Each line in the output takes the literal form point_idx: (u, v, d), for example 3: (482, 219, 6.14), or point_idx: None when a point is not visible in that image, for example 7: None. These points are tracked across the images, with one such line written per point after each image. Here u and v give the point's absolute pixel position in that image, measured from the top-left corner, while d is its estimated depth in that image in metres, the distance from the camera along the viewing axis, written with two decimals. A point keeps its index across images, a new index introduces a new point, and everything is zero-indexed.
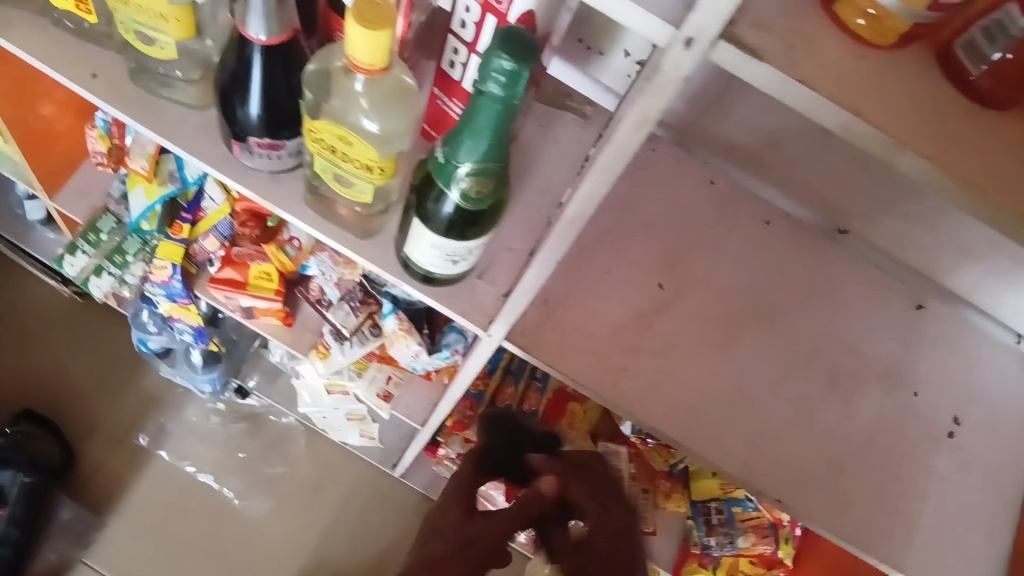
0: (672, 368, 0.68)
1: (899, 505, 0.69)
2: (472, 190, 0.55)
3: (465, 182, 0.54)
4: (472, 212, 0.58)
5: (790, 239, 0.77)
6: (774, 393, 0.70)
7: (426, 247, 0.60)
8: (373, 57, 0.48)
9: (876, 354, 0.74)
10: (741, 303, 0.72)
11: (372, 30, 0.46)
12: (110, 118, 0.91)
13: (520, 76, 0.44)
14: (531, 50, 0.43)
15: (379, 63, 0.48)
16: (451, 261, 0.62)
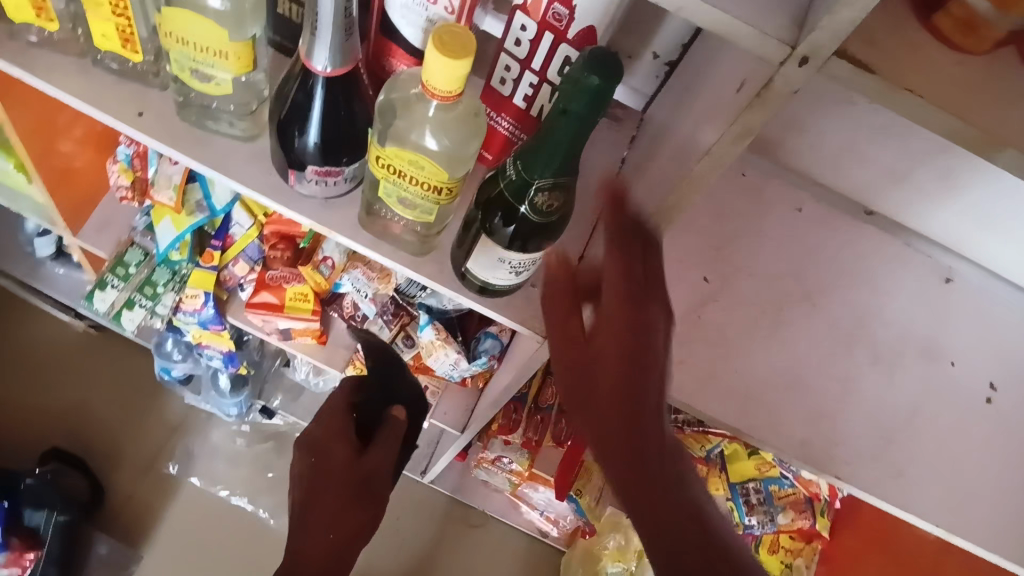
0: (728, 359, 0.70)
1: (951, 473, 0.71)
2: (543, 204, 0.56)
3: (537, 197, 0.56)
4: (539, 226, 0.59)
5: (821, 224, 0.80)
6: (825, 375, 0.72)
7: (490, 262, 0.61)
8: (451, 85, 0.49)
9: (914, 328, 0.77)
10: (784, 289, 0.75)
11: (454, 60, 0.47)
12: (132, 151, 0.91)
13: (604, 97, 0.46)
14: (615, 71, 0.45)
15: (455, 89, 0.49)
16: (513, 274, 0.63)
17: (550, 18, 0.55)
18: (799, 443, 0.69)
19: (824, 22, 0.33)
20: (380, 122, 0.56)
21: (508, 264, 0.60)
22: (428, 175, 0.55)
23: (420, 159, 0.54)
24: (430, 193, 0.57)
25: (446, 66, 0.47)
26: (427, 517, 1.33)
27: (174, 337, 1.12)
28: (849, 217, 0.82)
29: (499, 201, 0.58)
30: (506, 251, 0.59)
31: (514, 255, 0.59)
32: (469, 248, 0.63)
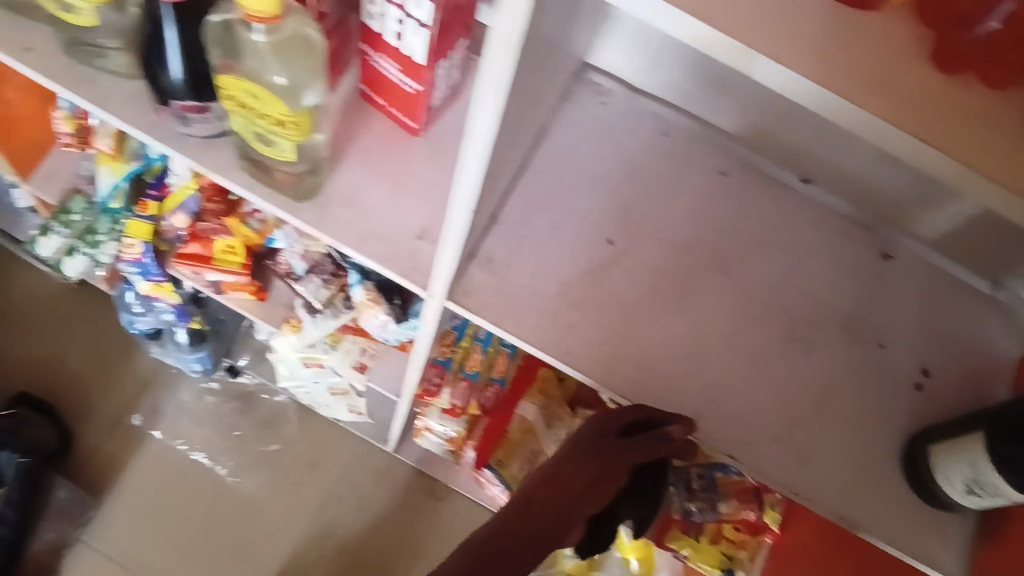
0: (623, 321, 0.67)
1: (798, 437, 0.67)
2: None
3: None
4: None
5: (746, 188, 0.74)
6: (730, 346, 0.68)
7: (964, 459, 0.58)
8: (264, 6, 0.47)
9: (839, 304, 0.71)
10: (695, 252, 0.71)
11: None
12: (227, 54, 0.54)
13: None
14: None
15: (271, 10, 0.47)
16: (968, 489, 0.59)
17: None
18: (690, 415, 0.66)
19: None
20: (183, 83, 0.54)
21: (976, 473, 0.57)
22: (284, 124, 0.54)
23: (275, 119, 0.54)
24: (284, 156, 0.59)
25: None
26: (386, 488, 1.32)
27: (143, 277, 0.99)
28: (780, 185, 0.75)
29: None
30: (983, 463, 0.57)
31: (987, 467, 0.56)
32: (952, 435, 0.61)
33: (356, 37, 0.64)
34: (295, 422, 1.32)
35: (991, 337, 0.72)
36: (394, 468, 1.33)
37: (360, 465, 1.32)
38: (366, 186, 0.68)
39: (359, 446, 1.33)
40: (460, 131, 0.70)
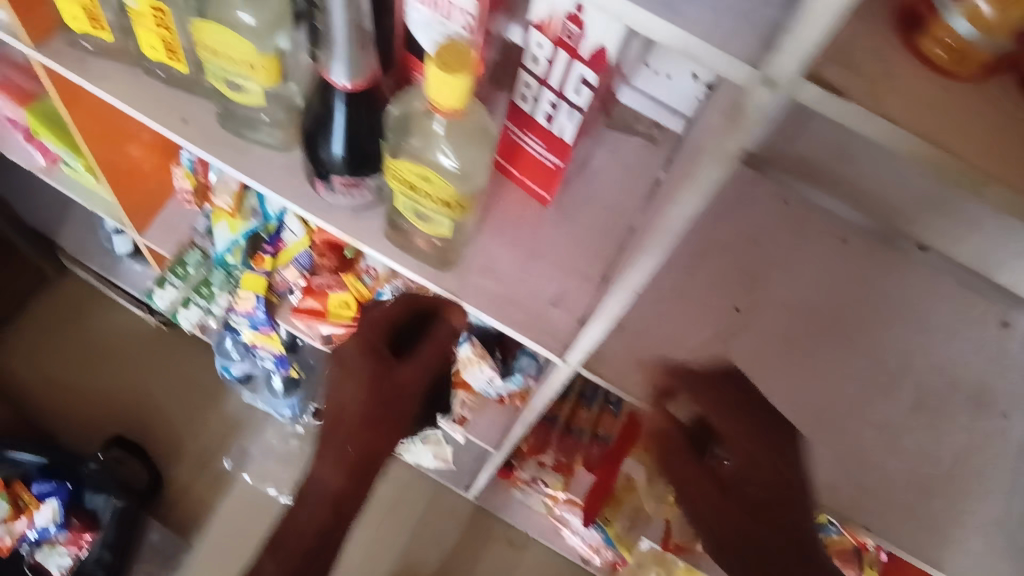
0: (753, 389, 0.69)
1: (770, 425, 0.65)
2: None
3: None
4: None
5: (865, 258, 0.76)
6: (857, 416, 0.69)
7: None
8: (452, 100, 0.49)
9: (963, 375, 0.72)
10: (820, 322, 0.72)
11: (447, 72, 0.47)
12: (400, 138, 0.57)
13: None
14: None
15: (458, 104, 0.49)
16: None
17: (564, 37, 0.54)
18: (822, 488, 0.67)
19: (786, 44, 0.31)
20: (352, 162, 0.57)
21: None
22: (451, 205, 0.57)
23: (441, 198, 0.57)
24: (437, 232, 0.62)
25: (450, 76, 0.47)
26: (466, 535, 1.33)
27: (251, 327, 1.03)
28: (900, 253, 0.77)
29: None
30: None
31: None
32: None
33: (503, 110, 0.66)
34: (378, 467, 1.34)
35: None
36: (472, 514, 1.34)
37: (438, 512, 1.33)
38: (501, 257, 0.70)
39: (439, 492, 1.34)
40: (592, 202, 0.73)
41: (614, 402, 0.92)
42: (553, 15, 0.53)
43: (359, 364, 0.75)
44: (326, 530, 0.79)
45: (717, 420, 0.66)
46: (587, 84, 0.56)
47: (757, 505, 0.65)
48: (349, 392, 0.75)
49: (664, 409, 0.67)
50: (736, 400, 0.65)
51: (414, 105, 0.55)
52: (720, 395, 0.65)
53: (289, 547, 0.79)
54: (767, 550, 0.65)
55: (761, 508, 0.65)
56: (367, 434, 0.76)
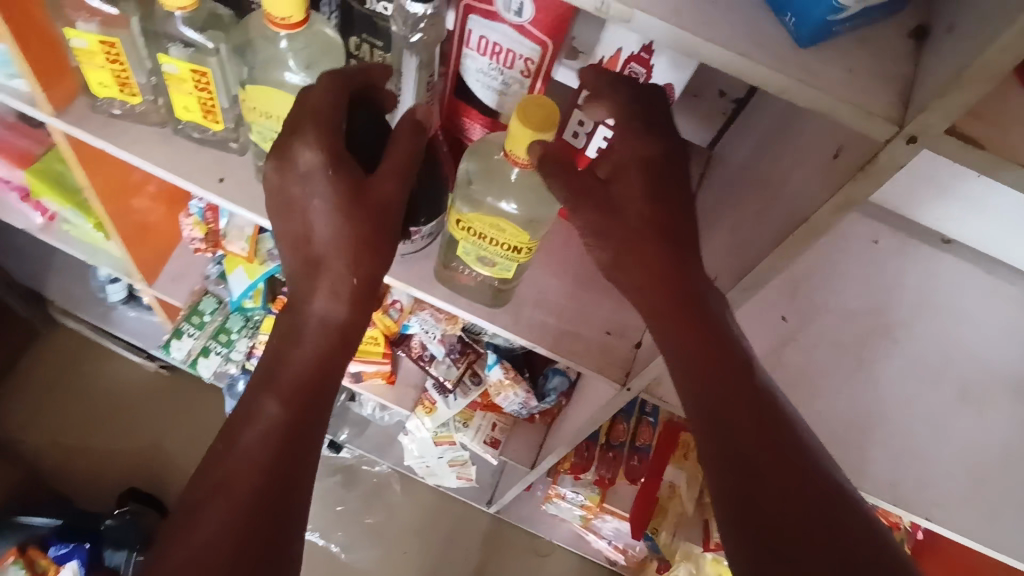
0: (810, 395, 0.70)
1: (689, 253, 0.51)
2: None
3: None
4: None
5: (895, 256, 0.79)
6: (907, 413, 0.72)
7: None
8: (521, 150, 0.50)
9: (998, 361, 0.76)
10: (864, 321, 0.75)
11: (523, 124, 0.48)
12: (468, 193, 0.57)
13: None
14: None
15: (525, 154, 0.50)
16: None
17: (626, 76, 0.55)
18: (887, 486, 0.69)
19: (933, 105, 0.32)
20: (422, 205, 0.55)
21: None
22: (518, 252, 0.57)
23: (508, 248, 0.57)
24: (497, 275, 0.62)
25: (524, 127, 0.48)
26: (494, 549, 1.33)
27: None
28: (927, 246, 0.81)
29: None
30: None
31: None
32: None
33: None
34: (399, 491, 1.34)
35: None
36: (498, 528, 1.34)
37: (467, 529, 1.33)
38: (552, 288, 0.71)
39: (463, 511, 1.34)
40: None
41: (650, 414, 0.94)
42: (616, 54, 0.55)
43: (337, 119, 0.51)
44: (281, 399, 0.52)
45: (632, 215, 0.51)
46: None
47: (674, 254, 0.50)
48: (309, 199, 0.51)
49: (634, 195, 0.51)
50: (644, 119, 0.52)
51: (493, 157, 0.56)
52: (643, 124, 0.52)
53: (284, 379, 0.53)
54: (756, 462, 0.46)
55: (714, 397, 0.47)
56: (336, 310, 0.53)
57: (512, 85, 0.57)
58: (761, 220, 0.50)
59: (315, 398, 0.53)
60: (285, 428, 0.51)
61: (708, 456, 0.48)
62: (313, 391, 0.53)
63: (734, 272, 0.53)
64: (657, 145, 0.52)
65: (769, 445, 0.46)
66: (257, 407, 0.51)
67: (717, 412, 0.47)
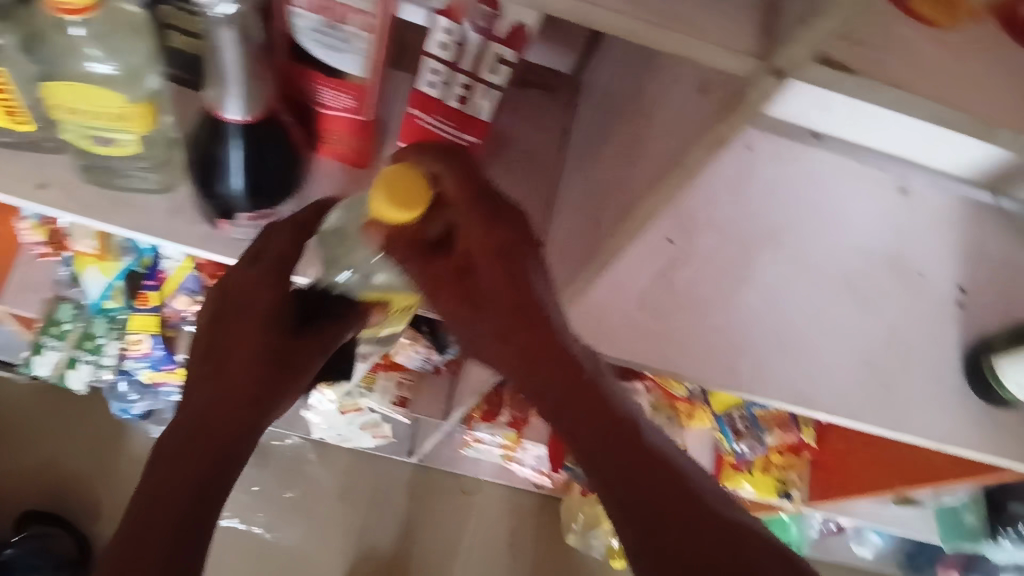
0: (704, 312, 0.71)
1: (565, 331, 0.50)
2: None
3: None
4: None
5: (771, 156, 0.78)
6: (797, 312, 0.73)
7: None
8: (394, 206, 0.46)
9: (877, 244, 0.77)
10: (748, 228, 0.75)
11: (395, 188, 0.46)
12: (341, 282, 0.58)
13: None
14: None
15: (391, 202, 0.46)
16: None
17: (476, 19, 0.51)
18: (787, 389, 0.71)
19: (799, 35, 0.31)
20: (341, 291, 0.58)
21: None
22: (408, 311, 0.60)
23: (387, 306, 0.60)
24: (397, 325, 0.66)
25: (392, 209, 0.46)
26: (421, 497, 1.32)
27: (153, 367, 0.96)
28: (798, 143, 0.80)
29: None
30: None
31: None
32: (1011, 351, 0.68)
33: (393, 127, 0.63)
34: (315, 460, 1.30)
35: (1008, 246, 0.79)
36: (422, 476, 1.34)
37: (391, 483, 1.32)
38: None
39: (383, 466, 1.33)
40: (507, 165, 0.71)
41: None
42: None
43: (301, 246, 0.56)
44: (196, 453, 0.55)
45: (502, 305, 0.49)
46: (505, 61, 0.54)
47: (553, 336, 0.49)
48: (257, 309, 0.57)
49: (498, 279, 0.49)
50: (490, 197, 0.48)
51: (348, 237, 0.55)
52: (492, 212, 0.48)
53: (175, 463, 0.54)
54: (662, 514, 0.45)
55: (601, 436, 0.48)
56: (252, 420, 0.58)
57: (352, 41, 0.51)
58: (634, 159, 0.48)
59: (228, 463, 0.57)
60: (173, 529, 0.52)
61: (599, 491, 0.48)
62: (204, 503, 0.54)
63: (614, 212, 0.51)
64: (516, 234, 0.49)
65: (653, 473, 0.47)
66: (165, 484, 0.54)
67: (609, 460, 0.47)
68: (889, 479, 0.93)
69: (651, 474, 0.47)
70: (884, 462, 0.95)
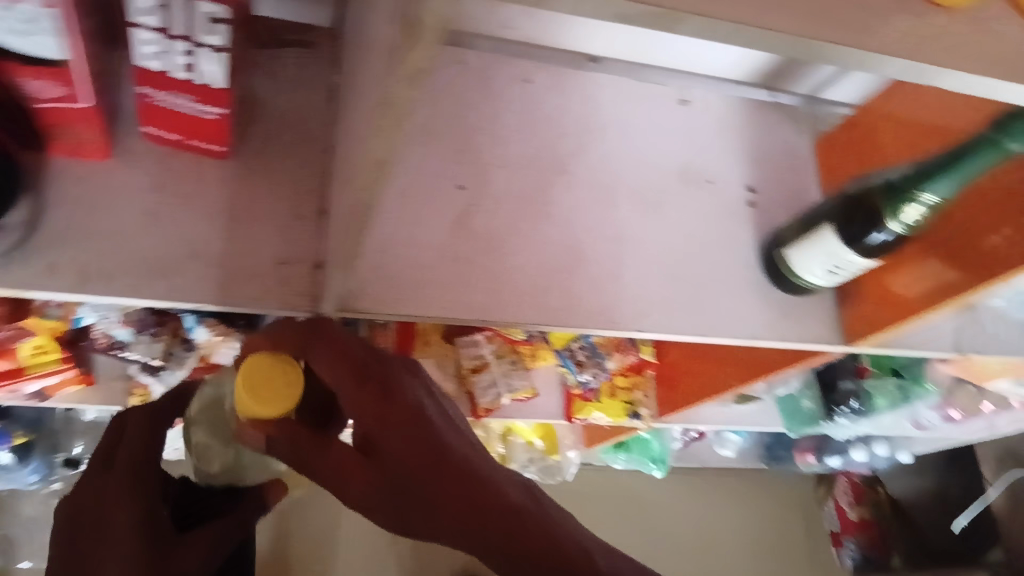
0: (504, 253, 0.70)
1: (470, 464, 0.55)
2: (913, 217, 0.64)
3: (911, 208, 0.63)
4: (895, 238, 0.65)
5: (549, 85, 0.77)
6: (597, 237, 0.73)
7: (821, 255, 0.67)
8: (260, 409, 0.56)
9: (666, 158, 0.78)
10: (536, 162, 0.74)
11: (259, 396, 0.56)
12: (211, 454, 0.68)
13: (1005, 146, 0.57)
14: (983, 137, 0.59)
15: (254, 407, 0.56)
16: (831, 273, 0.69)
17: None
18: (598, 314, 0.71)
19: None
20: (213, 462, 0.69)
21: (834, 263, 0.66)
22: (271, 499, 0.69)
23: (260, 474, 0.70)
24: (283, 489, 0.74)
25: (259, 406, 0.56)
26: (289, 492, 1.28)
27: None
28: (575, 69, 0.79)
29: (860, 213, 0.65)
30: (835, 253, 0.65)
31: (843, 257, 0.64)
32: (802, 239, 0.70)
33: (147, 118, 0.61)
34: None
35: (788, 139, 0.82)
36: None
37: None
38: (203, 233, 0.63)
39: None
40: (272, 135, 0.67)
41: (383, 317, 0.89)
42: None
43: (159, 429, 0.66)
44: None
45: (409, 467, 0.54)
46: (220, 20, 0.50)
47: (462, 473, 0.54)
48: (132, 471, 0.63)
49: (401, 447, 0.55)
50: (365, 363, 0.58)
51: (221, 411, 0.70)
52: (374, 391, 0.56)
53: None
54: None
55: (505, 544, 0.51)
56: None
57: (30, 20, 0.46)
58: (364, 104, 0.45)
59: None
60: None
61: None
62: None
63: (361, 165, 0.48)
64: (412, 412, 0.56)
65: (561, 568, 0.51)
66: None
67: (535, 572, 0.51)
68: (723, 380, 0.97)
69: (563, 569, 0.50)
70: (719, 365, 0.98)
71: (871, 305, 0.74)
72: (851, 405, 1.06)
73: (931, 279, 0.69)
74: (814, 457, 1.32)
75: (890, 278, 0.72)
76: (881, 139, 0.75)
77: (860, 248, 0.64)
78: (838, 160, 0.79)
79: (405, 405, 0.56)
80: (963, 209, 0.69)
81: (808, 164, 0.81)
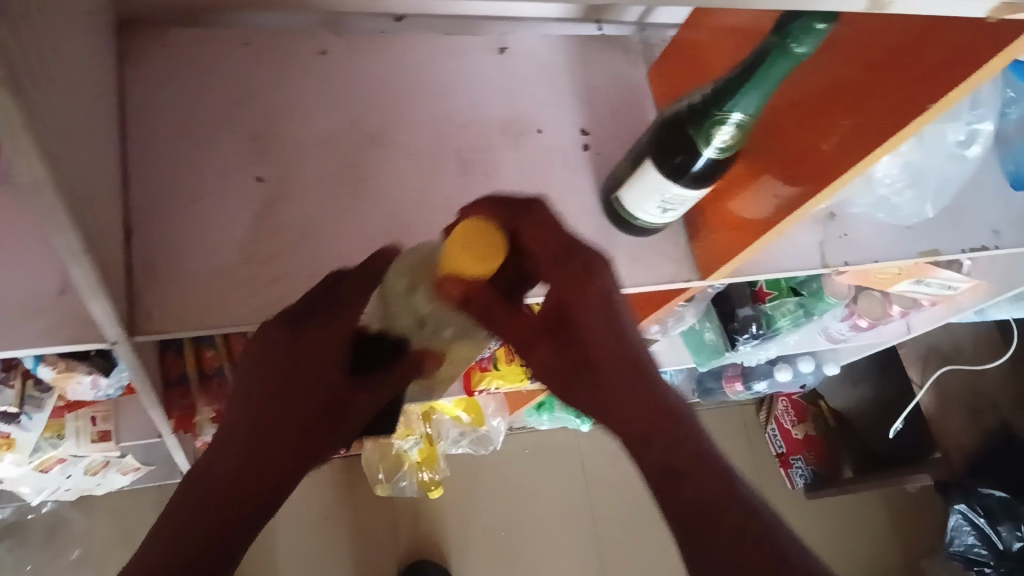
0: (318, 244, 0.65)
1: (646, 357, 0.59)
2: (727, 141, 0.59)
3: (723, 132, 0.58)
4: (718, 164, 0.60)
5: (350, 55, 0.72)
6: (421, 210, 0.69)
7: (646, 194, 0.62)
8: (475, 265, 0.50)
9: (489, 113, 0.73)
10: (344, 140, 0.69)
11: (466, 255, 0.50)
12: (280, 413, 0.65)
13: (789, 55, 0.51)
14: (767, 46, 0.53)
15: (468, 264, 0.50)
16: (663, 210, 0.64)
17: None
18: None
19: None
20: (390, 342, 0.59)
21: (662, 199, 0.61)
22: (450, 372, 0.68)
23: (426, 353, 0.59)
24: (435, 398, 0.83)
25: (466, 261, 0.50)
26: None
27: None
28: (379, 33, 0.74)
29: (675, 143, 0.60)
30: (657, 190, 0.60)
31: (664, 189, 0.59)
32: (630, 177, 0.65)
33: None
34: (82, 517, 1.19)
35: (620, 73, 0.78)
36: None
37: None
38: None
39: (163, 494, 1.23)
40: None
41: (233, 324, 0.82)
42: None
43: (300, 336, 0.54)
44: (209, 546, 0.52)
45: (597, 353, 0.59)
46: None
47: (633, 367, 0.58)
48: (329, 362, 0.54)
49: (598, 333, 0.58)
50: (573, 244, 0.56)
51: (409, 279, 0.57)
52: (585, 276, 0.56)
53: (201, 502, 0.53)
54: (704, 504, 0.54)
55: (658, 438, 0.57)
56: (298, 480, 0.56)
57: None
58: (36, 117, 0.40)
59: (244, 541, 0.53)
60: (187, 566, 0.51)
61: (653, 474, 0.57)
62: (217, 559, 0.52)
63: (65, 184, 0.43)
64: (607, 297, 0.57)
65: (720, 510, 0.53)
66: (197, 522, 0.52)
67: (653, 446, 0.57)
68: None
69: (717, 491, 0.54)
70: None
71: (721, 233, 0.70)
72: (751, 331, 1.02)
73: (768, 196, 0.65)
74: (741, 385, 1.30)
75: (733, 203, 0.68)
76: (706, 58, 0.70)
77: (683, 180, 0.59)
78: (671, 86, 0.74)
79: (600, 290, 0.57)
80: (786, 111, 0.64)
81: (643, 96, 0.77)
